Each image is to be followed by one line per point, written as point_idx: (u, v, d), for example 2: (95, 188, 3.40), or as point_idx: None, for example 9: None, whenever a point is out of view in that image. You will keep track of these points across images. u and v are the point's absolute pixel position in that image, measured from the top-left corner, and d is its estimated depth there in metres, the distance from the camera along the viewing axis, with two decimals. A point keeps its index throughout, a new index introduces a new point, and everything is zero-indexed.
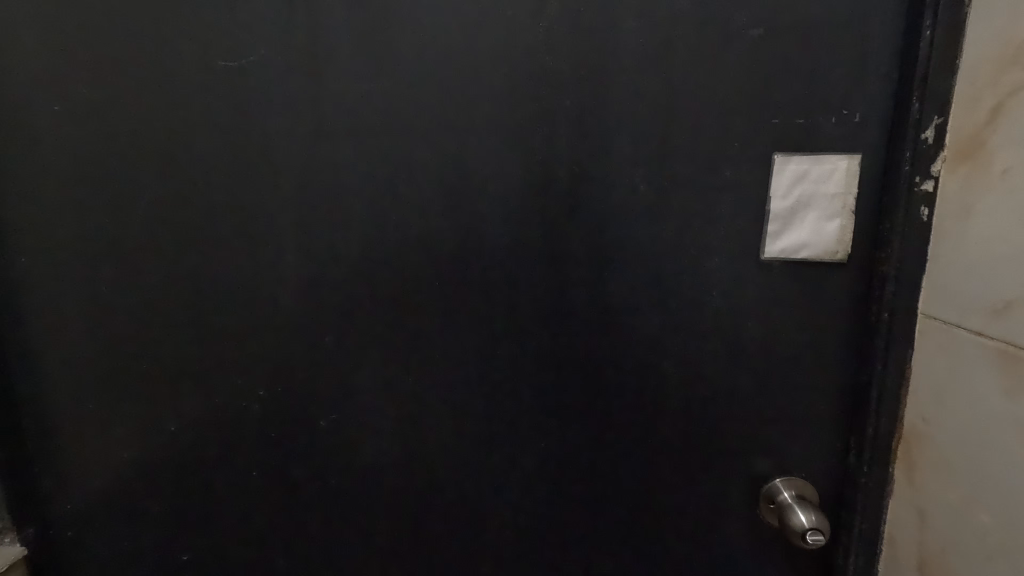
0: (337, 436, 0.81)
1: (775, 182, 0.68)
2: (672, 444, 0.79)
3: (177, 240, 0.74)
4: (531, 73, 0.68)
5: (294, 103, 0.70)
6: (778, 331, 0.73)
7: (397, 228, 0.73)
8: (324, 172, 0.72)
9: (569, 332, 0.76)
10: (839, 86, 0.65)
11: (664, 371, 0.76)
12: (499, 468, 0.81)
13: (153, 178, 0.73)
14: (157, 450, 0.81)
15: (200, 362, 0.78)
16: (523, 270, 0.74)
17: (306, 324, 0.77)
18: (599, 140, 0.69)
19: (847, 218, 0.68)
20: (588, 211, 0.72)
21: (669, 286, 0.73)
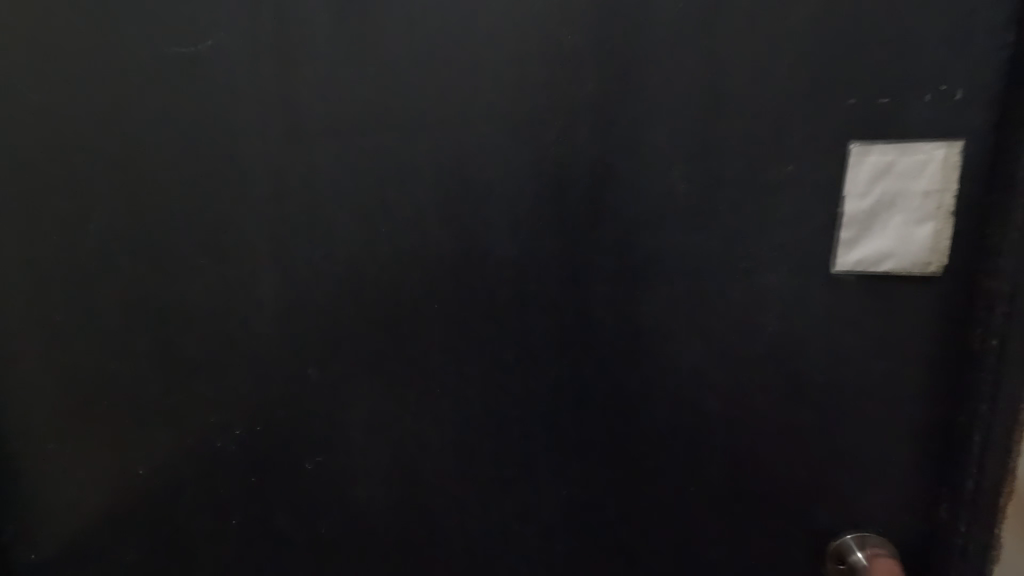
0: (324, 479, 0.70)
1: (849, 177, 0.55)
2: (718, 496, 0.65)
3: (139, 257, 0.65)
4: (544, 52, 0.57)
5: (268, 97, 0.60)
6: (853, 362, 0.59)
7: (388, 239, 0.63)
8: (302, 175, 0.62)
9: (592, 361, 0.64)
10: (934, 56, 0.52)
11: (708, 409, 0.63)
12: (510, 519, 0.69)
13: (112, 186, 0.64)
14: (126, 493, 0.72)
15: (167, 396, 0.69)
16: (538, 287, 0.62)
17: (285, 352, 0.66)
18: (627, 131, 0.58)
19: (943, 221, 0.54)
20: (614, 217, 0.59)
21: (715, 307, 0.60)
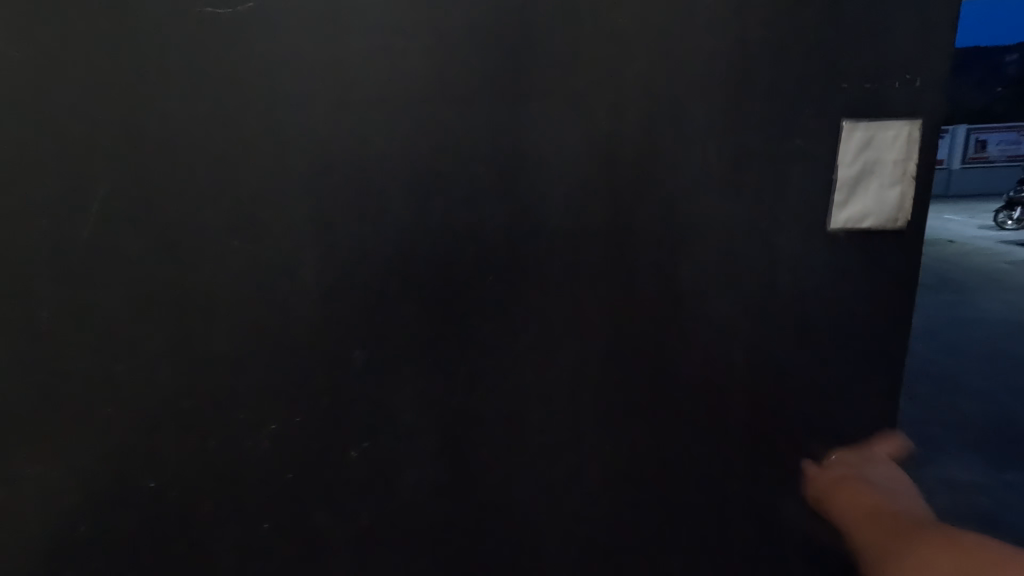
0: (367, 468, 0.67)
1: (841, 148, 0.66)
2: (747, 440, 0.72)
3: (149, 228, 0.59)
4: (590, 31, 0.61)
5: (309, 57, 0.58)
6: (850, 308, 0.70)
7: (436, 206, 0.62)
8: (345, 150, 0.60)
9: (635, 324, 0.68)
10: (906, 44, 0.64)
11: (736, 360, 0.70)
12: (556, 484, 0.71)
13: (117, 160, 0.58)
14: (132, 510, 0.65)
15: (188, 394, 0.63)
16: (586, 252, 0.66)
17: (326, 337, 0.63)
18: (664, 108, 0.63)
19: (907, 184, 0.67)
20: (654, 187, 0.65)
21: (740, 266, 0.68)
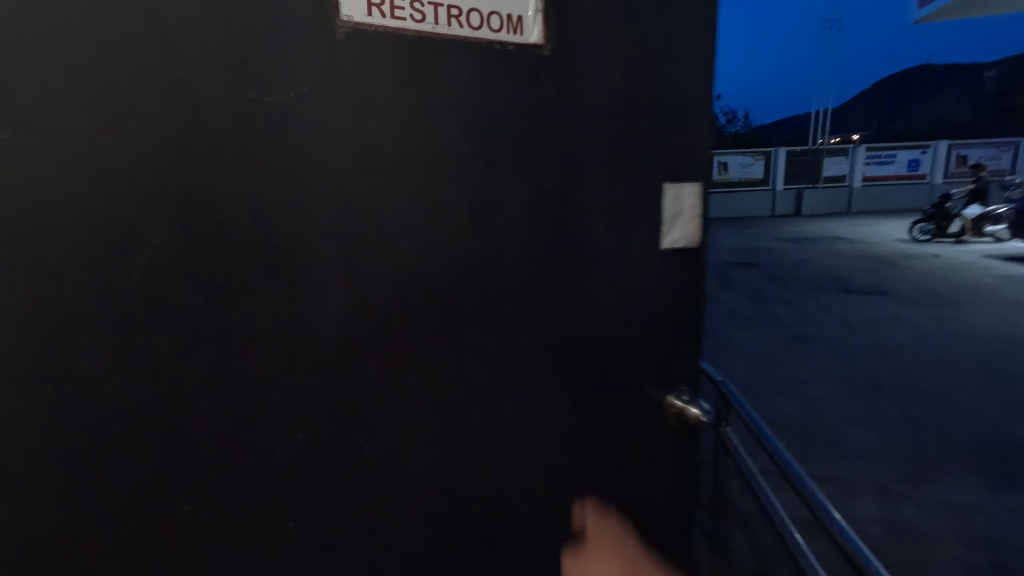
0: (424, 369, 1.23)
1: (666, 200, 1.38)
2: (618, 352, 1.40)
3: (314, 218, 1.09)
4: (545, 134, 1.25)
5: (336, 131, 1.08)
6: (664, 285, 1.43)
7: (452, 219, 1.21)
8: (421, 193, 1.17)
9: (567, 287, 1.32)
10: (684, 154, 1.38)
11: (614, 310, 1.37)
12: (520, 373, 1.31)
13: (305, 193, 1.08)
14: (300, 394, 1.14)
15: (338, 326, 1.14)
16: (542, 249, 1.28)
17: (407, 293, 1.19)
18: (580, 172, 1.29)
19: (695, 221, 1.43)
20: (575, 213, 1.30)
21: (615, 259, 1.36)
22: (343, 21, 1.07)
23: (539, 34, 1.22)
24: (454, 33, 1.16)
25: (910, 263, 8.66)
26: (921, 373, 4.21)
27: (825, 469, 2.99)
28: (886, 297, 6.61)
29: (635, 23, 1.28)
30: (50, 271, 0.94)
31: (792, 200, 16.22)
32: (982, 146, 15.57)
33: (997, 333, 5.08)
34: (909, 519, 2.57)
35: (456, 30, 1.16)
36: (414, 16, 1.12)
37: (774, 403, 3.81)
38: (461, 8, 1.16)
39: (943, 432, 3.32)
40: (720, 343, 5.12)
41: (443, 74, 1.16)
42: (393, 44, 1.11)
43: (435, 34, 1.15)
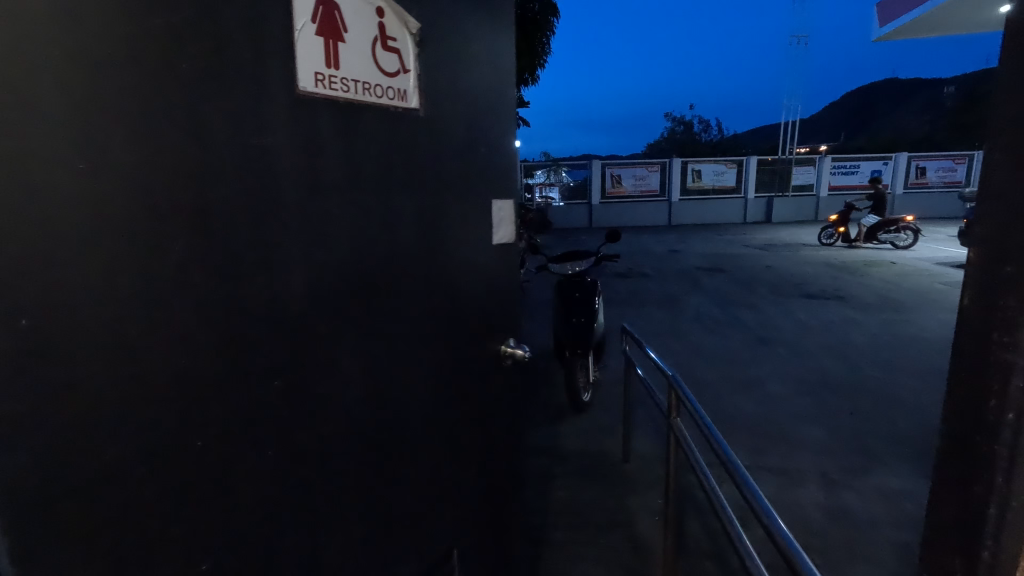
0: (349, 391, 1.23)
1: (495, 210, 1.67)
2: (481, 344, 1.66)
3: (243, 252, 0.99)
4: (434, 169, 1.42)
5: (333, 173, 1.15)
6: (502, 282, 1.76)
7: (369, 241, 1.25)
8: (344, 221, 1.18)
9: (451, 297, 1.51)
10: (507, 179, 1.72)
11: (476, 310, 1.63)
12: (420, 379, 1.42)
13: (230, 224, 0.96)
14: (228, 449, 1.00)
15: (271, 364, 1.07)
16: (434, 265, 1.43)
17: (333, 320, 1.18)
18: (458, 199, 1.50)
19: (510, 224, 1.76)
20: (454, 232, 1.50)
21: (477, 266, 1.61)
22: (299, 92, 1.08)
23: (418, 100, 1.37)
24: (370, 103, 1.24)
25: (868, 270, 9.09)
26: (873, 375, 4.44)
27: (777, 461, 3.18)
28: (844, 302, 6.94)
29: (482, 83, 1.59)
30: (60, 317, 0.77)
31: (761, 207, 16.78)
32: (937, 159, 16.41)
33: (943, 336, 5.41)
34: (848, 505, 2.77)
35: (372, 100, 1.24)
36: (344, 87, 1.17)
37: (735, 400, 4.00)
38: (371, 81, 1.24)
39: (887, 428, 3.55)
40: (687, 345, 5.32)
41: (387, 126, 1.28)
42: (330, 101, 1.14)
43: (359, 104, 1.21)
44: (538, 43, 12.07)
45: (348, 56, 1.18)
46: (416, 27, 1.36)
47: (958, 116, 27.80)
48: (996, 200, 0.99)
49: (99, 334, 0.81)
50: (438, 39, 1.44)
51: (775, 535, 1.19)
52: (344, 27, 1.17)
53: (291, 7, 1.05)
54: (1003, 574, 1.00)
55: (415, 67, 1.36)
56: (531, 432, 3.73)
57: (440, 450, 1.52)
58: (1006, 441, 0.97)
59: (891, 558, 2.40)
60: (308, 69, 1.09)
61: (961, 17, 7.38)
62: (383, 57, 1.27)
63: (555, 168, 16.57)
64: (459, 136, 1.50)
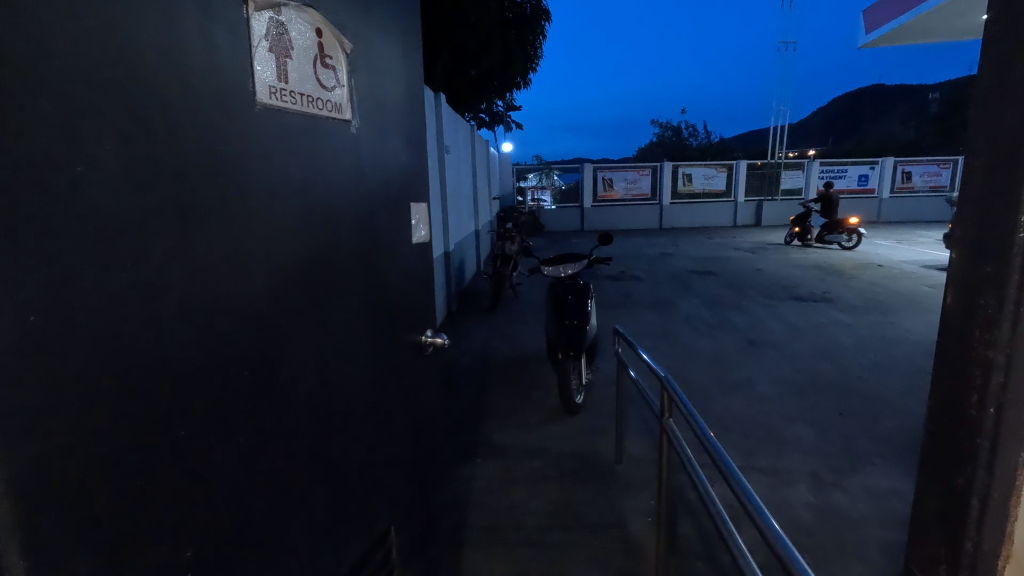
0: (298, 385, 1.29)
1: (413, 214, 1.87)
2: (400, 337, 1.79)
3: (214, 252, 1.02)
4: (363, 175, 1.55)
5: (284, 176, 1.23)
6: (417, 279, 1.94)
7: (310, 242, 1.32)
8: (291, 222, 1.25)
9: (376, 293, 1.63)
10: (417, 187, 1.93)
11: (397, 305, 1.77)
12: (353, 371, 1.51)
13: (201, 223, 0.99)
14: (205, 445, 1.00)
15: (237, 360, 1.09)
16: (361, 263, 1.55)
17: (283, 317, 1.23)
18: (380, 203, 1.64)
19: (423, 226, 1.97)
20: (377, 234, 1.63)
21: (396, 265, 1.76)
22: (258, 104, 1.15)
23: (350, 112, 1.49)
24: (314, 115, 1.32)
25: (855, 273, 9.22)
26: (858, 375, 4.53)
27: (767, 461, 3.22)
28: (831, 305, 7.04)
29: (398, 101, 1.77)
30: (61, 312, 0.74)
31: (750, 211, 16.95)
32: (921, 164, 16.70)
33: (924, 336, 5.56)
34: (837, 504, 2.81)
35: (316, 112, 1.32)
36: (293, 100, 1.25)
37: (725, 402, 4.04)
38: (314, 95, 1.32)
39: (873, 427, 3.61)
40: (677, 347, 5.36)
41: (325, 134, 1.37)
42: (280, 112, 1.21)
43: (305, 115, 1.29)
44: (529, 47, 12.14)
45: (296, 72, 1.26)
46: (348, 46, 1.46)
47: (940, 122, 28.42)
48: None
49: (96, 336, 0.79)
50: (365, 55, 1.56)
51: (772, 539, 1.19)
52: (290, 45, 1.24)
53: (248, 26, 1.11)
54: None
55: (347, 82, 1.46)
56: (524, 435, 3.74)
57: (372, 436, 1.62)
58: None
59: (880, 556, 2.43)
60: (264, 83, 1.16)
61: (942, 26, 7.55)
62: (323, 72, 1.35)
63: (546, 171, 16.63)
64: (379, 143, 1.65)
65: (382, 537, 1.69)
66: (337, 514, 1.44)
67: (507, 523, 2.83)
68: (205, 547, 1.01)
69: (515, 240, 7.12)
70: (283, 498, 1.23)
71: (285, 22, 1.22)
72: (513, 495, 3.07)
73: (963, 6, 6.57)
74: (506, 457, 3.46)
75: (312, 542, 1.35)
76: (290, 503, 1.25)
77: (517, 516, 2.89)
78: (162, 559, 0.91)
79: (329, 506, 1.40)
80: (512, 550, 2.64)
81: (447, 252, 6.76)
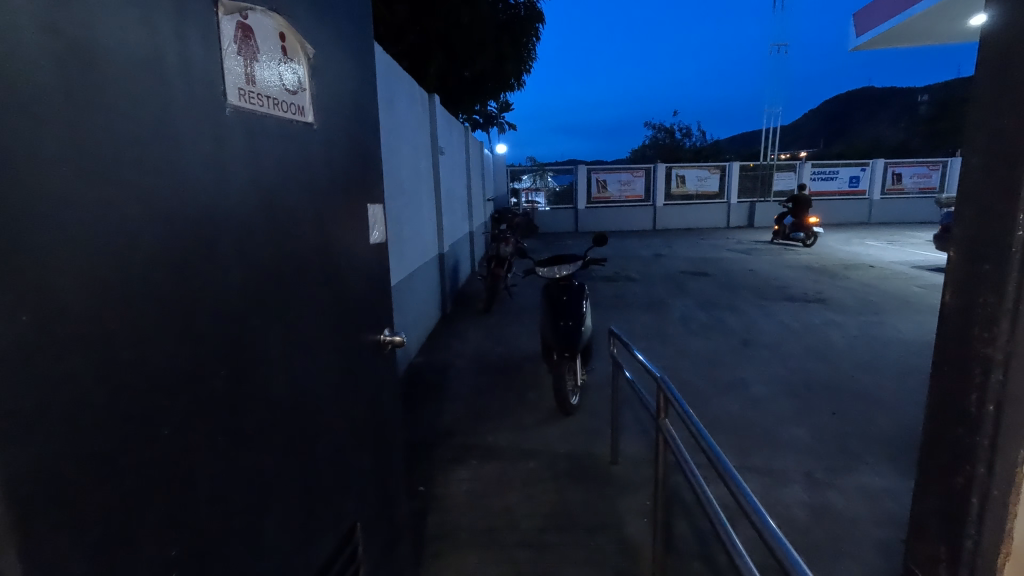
0: (269, 386, 1.29)
1: (370, 217, 1.89)
2: (362, 337, 1.81)
3: (184, 252, 1.02)
4: (324, 176, 1.56)
5: (254, 174, 1.23)
6: (377, 280, 1.95)
7: (276, 242, 1.32)
8: (258, 224, 1.25)
9: (339, 294, 1.64)
10: (374, 190, 1.95)
11: (359, 306, 1.79)
12: (318, 370, 1.52)
13: (172, 223, 0.99)
14: (178, 445, 1.00)
15: (209, 360, 1.09)
16: (324, 264, 1.56)
17: (253, 318, 1.23)
18: (340, 205, 1.66)
19: (380, 227, 1.98)
20: (339, 235, 1.64)
21: (357, 266, 1.77)
22: (229, 106, 1.16)
23: (312, 115, 1.50)
24: (278, 118, 1.33)
25: (848, 273, 9.28)
26: (850, 375, 4.57)
27: (762, 461, 3.22)
28: (824, 305, 7.09)
29: (355, 105, 1.79)
30: (29, 310, 0.75)
31: (743, 212, 17.04)
32: (912, 165, 16.87)
33: (916, 335, 5.61)
34: (831, 503, 2.82)
35: (280, 114, 1.34)
36: (261, 103, 1.26)
37: (720, 403, 4.04)
38: (278, 98, 1.34)
39: (866, 427, 3.63)
40: (672, 347, 5.38)
41: (288, 135, 1.37)
42: (248, 114, 1.22)
43: (271, 118, 1.31)
44: (523, 48, 12.16)
45: (262, 75, 1.27)
46: (310, 51, 1.48)
47: (930, 125, 28.78)
48: (975, 203, 1.04)
49: (61, 329, 0.78)
50: (324, 58, 1.57)
51: (771, 540, 1.18)
52: (257, 49, 1.25)
53: (218, 29, 1.13)
54: (986, 564, 1.03)
55: (308, 86, 1.48)
56: (519, 436, 3.73)
57: (338, 436, 1.62)
58: (988, 432, 1.01)
59: (874, 555, 2.44)
60: (233, 86, 1.17)
61: (931, 28, 7.62)
62: (286, 76, 1.36)
63: (540, 172, 16.66)
64: (339, 145, 1.67)
65: (349, 535, 1.68)
66: (307, 514, 1.44)
67: (502, 525, 2.82)
68: (184, 543, 1.00)
69: (509, 242, 7.10)
70: (256, 498, 1.23)
71: (253, 26, 1.23)
72: (508, 496, 3.07)
73: (952, 9, 6.64)
74: (501, 459, 3.45)
75: (290, 539, 1.35)
76: (262, 503, 1.25)
77: (513, 517, 2.88)
78: (142, 559, 0.91)
79: (299, 506, 1.40)
80: (505, 552, 2.63)
81: (441, 254, 6.75)
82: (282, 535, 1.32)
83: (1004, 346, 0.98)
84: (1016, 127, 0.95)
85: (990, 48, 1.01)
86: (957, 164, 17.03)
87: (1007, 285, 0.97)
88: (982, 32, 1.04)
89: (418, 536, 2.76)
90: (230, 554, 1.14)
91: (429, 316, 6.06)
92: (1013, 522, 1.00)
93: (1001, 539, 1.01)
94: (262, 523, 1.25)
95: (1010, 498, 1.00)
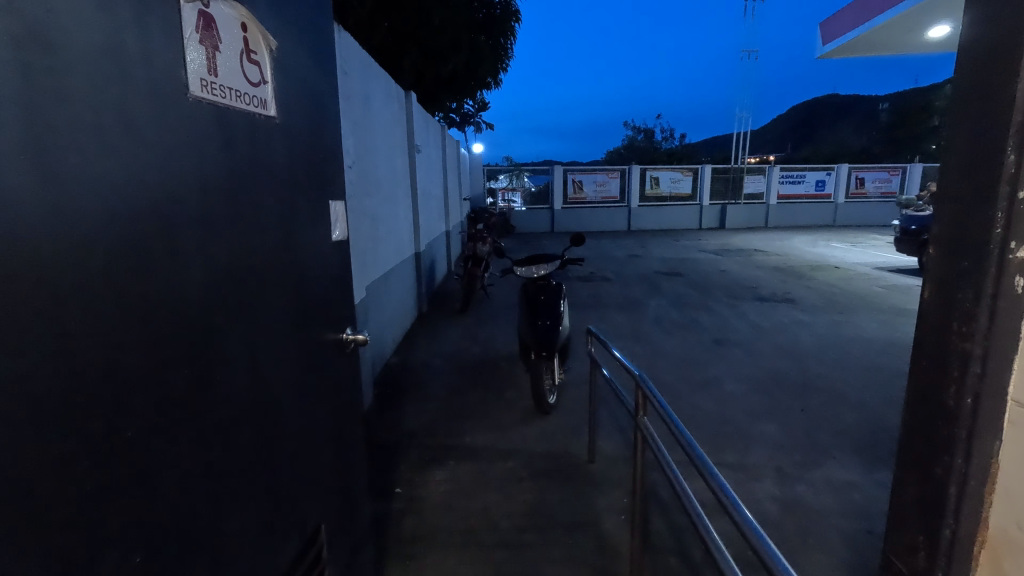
0: (231, 384, 1.25)
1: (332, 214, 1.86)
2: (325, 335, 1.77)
3: (144, 248, 0.98)
4: (286, 171, 1.52)
5: (213, 166, 1.19)
6: (339, 278, 1.92)
7: (237, 238, 1.28)
8: (220, 218, 1.21)
9: (302, 290, 1.61)
10: (335, 185, 1.90)
11: (322, 305, 1.75)
12: (281, 368, 1.48)
13: (132, 215, 0.95)
14: (137, 447, 0.95)
15: (169, 359, 1.04)
16: (287, 262, 1.52)
17: (213, 316, 1.18)
18: (303, 203, 1.62)
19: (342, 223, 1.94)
20: (300, 231, 1.60)
21: (318, 262, 1.73)
22: (190, 96, 1.11)
23: (275, 108, 1.46)
24: (240, 110, 1.29)
25: (814, 274, 9.59)
26: (817, 373, 4.70)
27: (735, 458, 3.30)
28: (794, 305, 7.29)
29: (317, 97, 1.74)
30: None
31: (715, 214, 17.42)
32: (875, 170, 17.53)
33: (880, 334, 5.84)
34: (802, 497, 2.91)
35: (242, 106, 1.30)
36: (222, 95, 1.22)
37: (694, 401, 4.11)
38: (242, 90, 1.30)
39: (833, 423, 3.76)
40: (647, 346, 5.45)
41: (248, 127, 1.33)
42: (209, 106, 1.17)
43: (232, 109, 1.26)
44: (500, 47, 12.13)
45: (224, 65, 1.23)
46: (271, 43, 1.43)
47: (891, 132, 29.98)
48: (954, 203, 1.07)
49: (9, 320, 0.73)
50: (287, 49, 1.53)
51: (754, 539, 1.18)
52: (219, 38, 1.21)
53: (180, 17, 1.08)
54: (960, 550, 1.08)
55: (271, 79, 1.44)
56: (497, 436, 3.72)
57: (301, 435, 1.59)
58: (965, 422, 1.05)
59: (843, 546, 2.52)
60: (195, 75, 1.13)
61: (893, 39, 7.94)
62: (249, 68, 1.32)
63: (517, 172, 16.68)
64: (300, 137, 1.62)
65: (313, 537, 1.64)
66: (270, 515, 1.40)
67: (481, 525, 2.80)
68: (145, 547, 0.96)
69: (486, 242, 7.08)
70: (218, 499, 1.18)
71: (215, 14, 1.19)
72: (487, 496, 3.06)
73: (912, 20, 6.90)
74: (479, 459, 3.43)
75: (254, 540, 1.32)
76: (224, 505, 1.20)
77: (492, 517, 2.86)
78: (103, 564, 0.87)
79: (261, 508, 1.35)
80: (481, 551, 2.63)
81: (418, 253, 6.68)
82: (246, 538, 1.28)
83: (982, 339, 1.02)
84: (990, 131, 0.99)
85: (966, 54, 1.04)
86: (918, 169, 17.76)
87: (984, 281, 1.01)
88: (960, 38, 1.06)
89: (393, 537, 2.72)
90: (194, 557, 1.10)
91: (406, 315, 6.01)
92: (987, 508, 1.06)
93: (977, 527, 1.07)
94: (226, 524, 1.21)
95: (984, 485, 1.05)
